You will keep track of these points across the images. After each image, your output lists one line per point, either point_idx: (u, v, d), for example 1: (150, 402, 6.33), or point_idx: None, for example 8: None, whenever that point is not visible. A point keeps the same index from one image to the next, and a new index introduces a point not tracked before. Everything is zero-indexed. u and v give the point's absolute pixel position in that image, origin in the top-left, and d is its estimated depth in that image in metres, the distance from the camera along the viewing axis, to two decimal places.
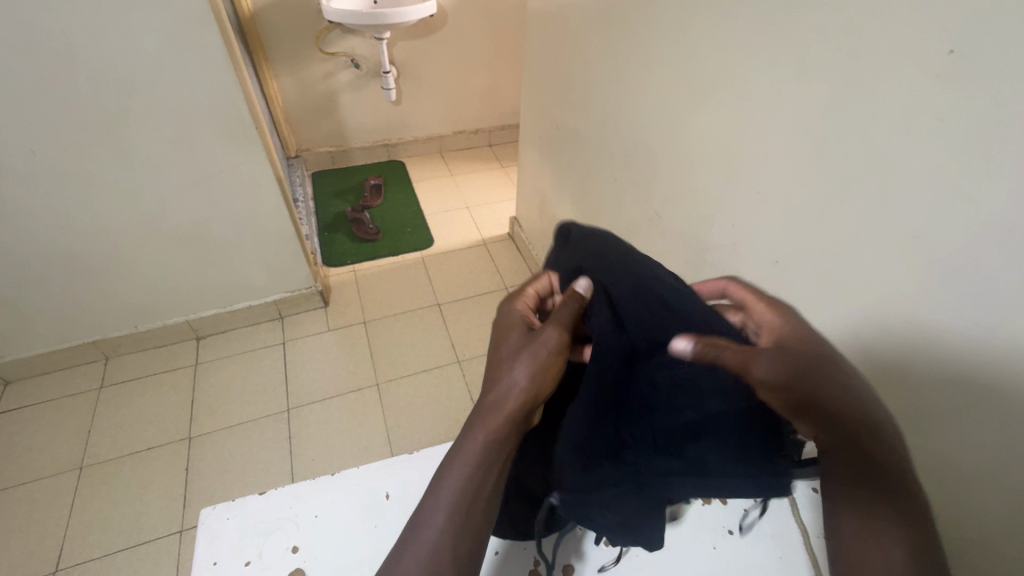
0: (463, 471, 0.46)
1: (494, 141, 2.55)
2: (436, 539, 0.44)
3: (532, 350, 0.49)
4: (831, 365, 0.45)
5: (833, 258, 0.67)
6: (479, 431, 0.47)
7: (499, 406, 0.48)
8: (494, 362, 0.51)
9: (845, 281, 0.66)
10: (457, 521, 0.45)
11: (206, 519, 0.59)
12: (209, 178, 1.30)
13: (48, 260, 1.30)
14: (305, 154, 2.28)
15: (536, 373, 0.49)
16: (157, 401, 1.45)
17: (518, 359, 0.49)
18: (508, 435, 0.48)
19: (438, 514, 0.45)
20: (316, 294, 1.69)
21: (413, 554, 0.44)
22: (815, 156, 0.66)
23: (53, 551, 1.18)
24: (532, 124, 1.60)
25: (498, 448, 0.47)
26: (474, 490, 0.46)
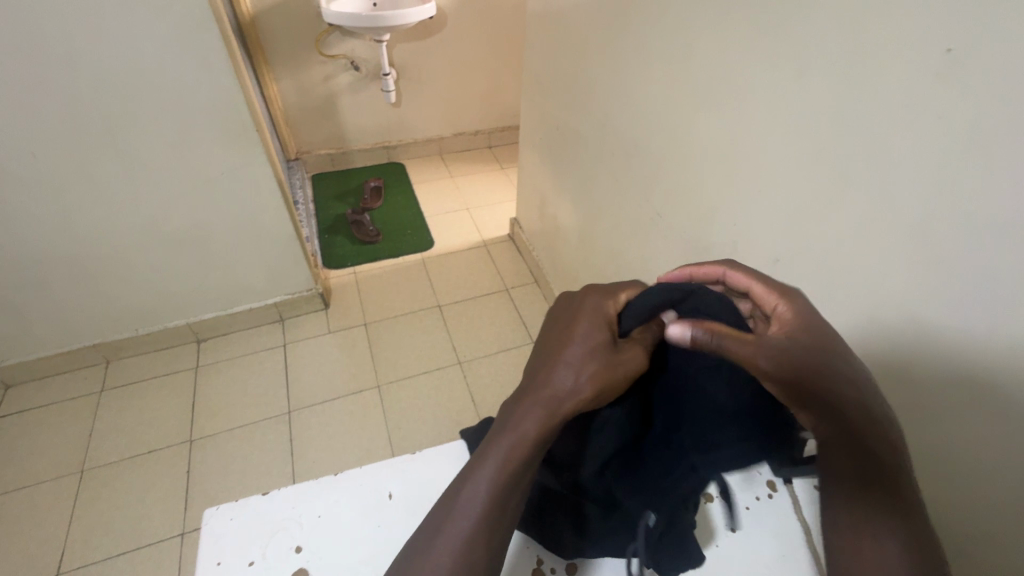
0: (504, 463, 0.45)
1: (494, 142, 2.55)
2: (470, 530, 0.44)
3: (608, 365, 0.47)
4: (828, 364, 0.44)
5: (834, 257, 0.67)
6: (529, 425, 0.45)
7: (554, 406, 0.46)
8: (557, 354, 0.48)
9: (847, 280, 0.66)
10: (491, 513, 0.44)
11: (209, 521, 0.59)
12: (210, 180, 1.30)
13: (49, 263, 1.30)
14: (305, 157, 2.28)
15: (602, 387, 0.46)
16: (158, 404, 1.45)
17: (587, 364, 0.47)
18: (553, 434, 0.46)
19: (474, 504, 0.44)
20: (317, 296, 1.69)
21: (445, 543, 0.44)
22: (815, 155, 0.66)
23: (54, 554, 1.18)
24: (531, 125, 1.61)
25: (543, 446, 0.46)
26: (512, 485, 0.45)
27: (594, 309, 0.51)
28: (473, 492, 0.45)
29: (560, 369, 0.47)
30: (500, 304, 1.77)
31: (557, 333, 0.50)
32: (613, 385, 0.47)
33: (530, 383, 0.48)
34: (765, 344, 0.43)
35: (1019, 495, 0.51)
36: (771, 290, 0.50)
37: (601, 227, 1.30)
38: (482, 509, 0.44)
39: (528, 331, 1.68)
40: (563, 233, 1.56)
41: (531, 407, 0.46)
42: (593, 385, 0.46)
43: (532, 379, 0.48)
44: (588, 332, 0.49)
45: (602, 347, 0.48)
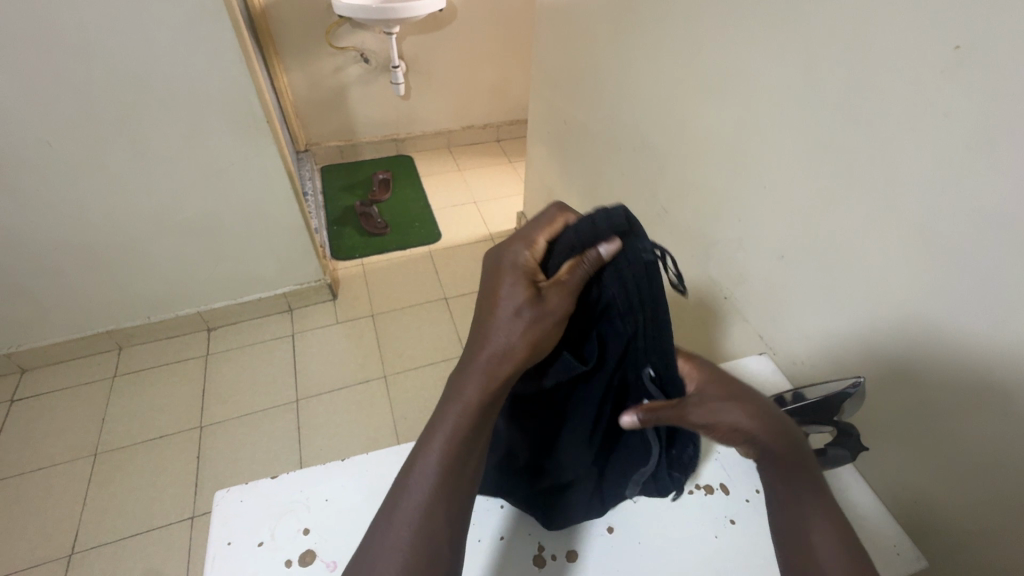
0: (450, 436, 0.47)
1: (502, 136, 2.55)
2: (427, 498, 0.45)
3: (538, 319, 0.49)
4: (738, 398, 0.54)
5: (839, 253, 0.67)
6: (471, 390, 0.48)
7: (493, 367, 0.49)
8: (488, 321, 0.50)
9: (852, 276, 0.66)
10: (446, 478, 0.46)
11: (220, 502, 0.60)
12: (221, 171, 1.32)
13: (64, 249, 1.33)
14: (314, 148, 2.30)
15: (538, 336, 0.49)
16: (169, 390, 1.48)
17: (513, 317, 0.49)
18: (496, 400, 0.49)
19: (429, 473, 0.46)
20: (325, 286, 1.71)
21: (406, 520, 0.44)
22: (822, 152, 0.66)
23: (69, 534, 1.21)
24: (540, 119, 1.61)
25: (485, 408, 0.49)
26: (465, 450, 0.47)
27: (514, 265, 0.51)
28: (426, 460, 0.46)
29: (493, 325, 0.49)
30: None
31: (486, 291, 0.52)
32: (543, 328, 0.49)
33: (469, 357, 0.50)
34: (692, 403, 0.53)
35: (1017, 490, 0.52)
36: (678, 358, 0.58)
37: None
38: (440, 476, 0.46)
39: None
40: None
41: (476, 375, 0.49)
42: (529, 341, 0.49)
43: (467, 353, 0.50)
44: (513, 289, 0.49)
45: (527, 296, 0.49)
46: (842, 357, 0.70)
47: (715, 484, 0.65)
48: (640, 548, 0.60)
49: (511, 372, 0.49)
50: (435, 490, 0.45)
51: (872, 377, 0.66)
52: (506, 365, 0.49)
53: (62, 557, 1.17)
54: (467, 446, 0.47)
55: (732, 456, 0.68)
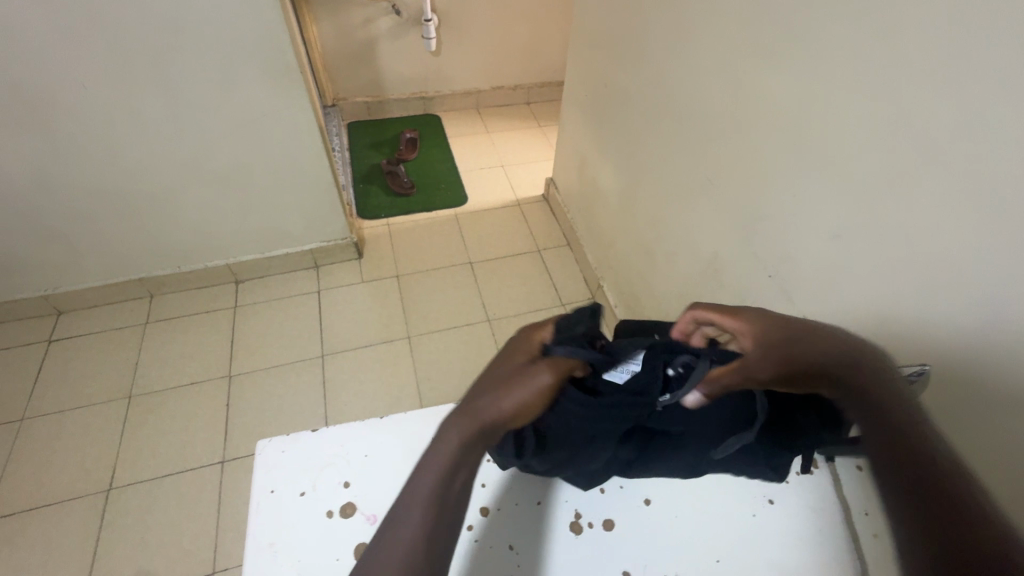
0: (441, 466, 0.45)
1: (533, 99, 2.47)
2: (413, 535, 0.42)
3: (521, 381, 0.50)
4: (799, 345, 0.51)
5: (901, 233, 0.63)
6: (451, 432, 0.48)
7: (475, 416, 0.49)
8: (480, 383, 0.52)
9: (915, 258, 0.62)
10: (429, 520, 0.43)
11: (263, 451, 0.61)
12: (253, 122, 1.30)
13: (98, 194, 1.33)
14: (342, 103, 2.25)
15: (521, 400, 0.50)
16: (200, 339, 1.51)
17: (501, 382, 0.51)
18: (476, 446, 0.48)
19: (415, 512, 0.43)
20: (351, 245, 1.70)
21: (393, 551, 0.41)
22: (893, 124, 0.62)
23: (106, 470, 1.26)
24: (578, 82, 1.55)
25: (469, 459, 0.47)
26: (450, 492, 0.45)
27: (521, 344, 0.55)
28: (412, 496, 0.44)
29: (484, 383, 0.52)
30: (531, 265, 1.77)
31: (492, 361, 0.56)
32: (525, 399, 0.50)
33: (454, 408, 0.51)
34: (750, 360, 0.50)
35: None
36: (722, 313, 0.55)
37: (646, 193, 1.27)
38: (422, 514, 0.43)
39: (558, 293, 1.69)
40: (602, 196, 1.53)
41: (457, 417, 0.49)
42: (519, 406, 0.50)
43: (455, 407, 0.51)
44: (512, 360, 0.53)
45: (523, 365, 0.52)
46: (894, 343, 0.66)
47: None
48: (676, 520, 0.60)
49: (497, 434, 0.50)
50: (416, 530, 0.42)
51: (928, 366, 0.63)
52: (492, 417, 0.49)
53: (100, 491, 1.23)
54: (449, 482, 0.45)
55: None
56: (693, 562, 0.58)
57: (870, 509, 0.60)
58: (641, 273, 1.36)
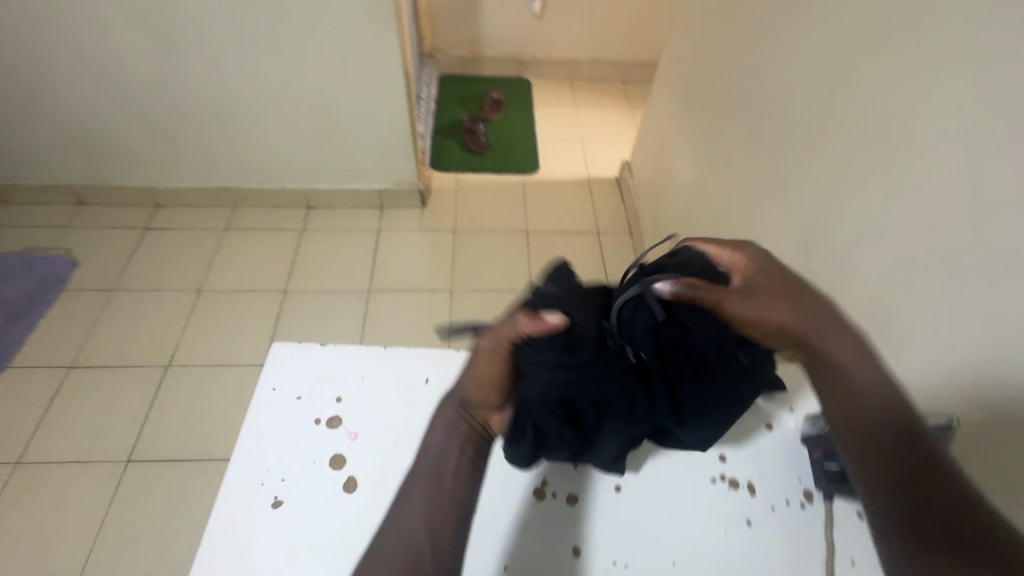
0: (428, 455, 0.52)
1: (630, 78, 2.37)
2: (416, 522, 0.48)
3: (474, 359, 0.52)
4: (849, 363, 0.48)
5: (954, 267, 0.56)
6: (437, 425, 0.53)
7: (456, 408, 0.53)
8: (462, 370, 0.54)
9: (962, 298, 0.55)
10: (429, 507, 0.49)
11: (274, 352, 0.66)
12: (344, 55, 1.36)
13: (202, 101, 1.46)
14: (439, 55, 2.29)
15: (481, 378, 0.52)
16: (266, 253, 1.64)
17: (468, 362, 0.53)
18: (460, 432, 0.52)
19: (416, 500, 0.49)
20: (416, 192, 1.75)
21: (400, 540, 0.47)
22: (978, 140, 0.54)
23: (168, 349, 1.42)
24: (673, 64, 1.47)
25: (456, 442, 0.52)
26: (443, 477, 0.51)
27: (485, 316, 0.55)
28: (412, 493, 0.50)
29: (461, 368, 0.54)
30: (586, 246, 1.73)
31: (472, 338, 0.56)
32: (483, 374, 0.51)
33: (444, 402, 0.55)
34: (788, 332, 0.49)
35: None
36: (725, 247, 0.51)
37: (717, 191, 1.19)
38: (425, 507, 0.49)
39: (607, 278, 1.65)
40: (673, 188, 1.46)
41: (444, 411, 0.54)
42: (480, 394, 0.52)
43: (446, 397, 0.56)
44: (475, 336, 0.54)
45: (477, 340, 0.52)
46: (932, 389, 0.57)
47: (742, 481, 0.60)
48: (642, 514, 0.58)
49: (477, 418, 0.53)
50: (418, 523, 0.48)
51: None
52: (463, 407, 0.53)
53: (160, 365, 1.39)
54: (437, 474, 0.51)
55: (770, 457, 0.62)
56: (651, 559, 0.56)
57: (857, 561, 0.54)
58: None
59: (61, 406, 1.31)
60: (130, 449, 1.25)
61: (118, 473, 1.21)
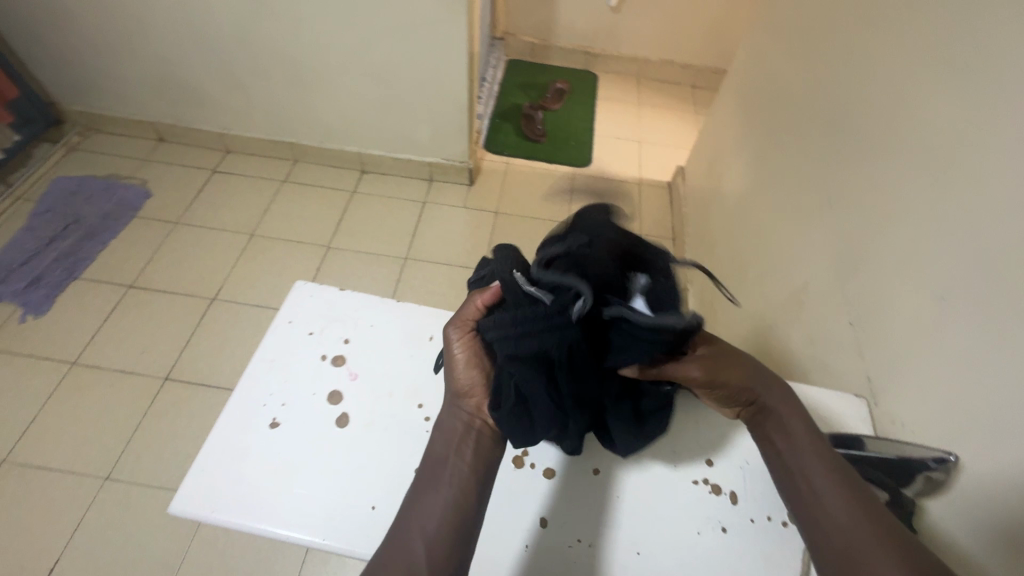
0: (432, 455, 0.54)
1: (699, 83, 2.30)
2: (425, 528, 0.49)
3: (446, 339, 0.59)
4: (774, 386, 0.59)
5: (1008, 312, 0.52)
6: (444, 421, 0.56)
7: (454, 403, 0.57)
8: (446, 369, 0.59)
9: (1012, 346, 0.51)
10: (442, 509, 0.50)
11: (296, 289, 0.71)
12: (414, 28, 1.39)
13: (277, 59, 1.53)
14: (510, 39, 2.30)
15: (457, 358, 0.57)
16: (317, 208, 1.72)
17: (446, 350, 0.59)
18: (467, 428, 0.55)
19: (426, 501, 0.51)
20: (466, 170, 1.78)
21: (410, 544, 0.48)
22: None
23: (216, 284, 1.52)
24: (743, 71, 1.41)
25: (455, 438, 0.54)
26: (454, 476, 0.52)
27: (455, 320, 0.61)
28: (420, 496, 0.51)
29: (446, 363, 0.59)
30: None
31: None
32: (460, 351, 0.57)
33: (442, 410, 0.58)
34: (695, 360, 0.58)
35: None
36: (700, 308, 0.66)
37: (766, 204, 1.14)
38: (437, 512, 0.50)
39: None
40: (722, 198, 1.42)
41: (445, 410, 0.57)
42: (465, 377, 0.57)
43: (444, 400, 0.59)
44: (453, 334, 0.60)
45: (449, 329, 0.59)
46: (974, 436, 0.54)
47: (725, 488, 0.60)
48: (615, 499, 0.59)
49: (468, 406, 0.56)
50: (430, 529, 0.49)
51: (972, 466, 0.54)
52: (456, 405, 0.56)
53: (207, 298, 1.49)
54: (434, 482, 0.52)
55: (760, 471, 0.61)
56: (621, 546, 0.57)
57: None
58: (729, 287, 1.26)
59: (117, 321, 1.43)
60: (169, 368, 1.35)
61: (156, 388, 1.32)
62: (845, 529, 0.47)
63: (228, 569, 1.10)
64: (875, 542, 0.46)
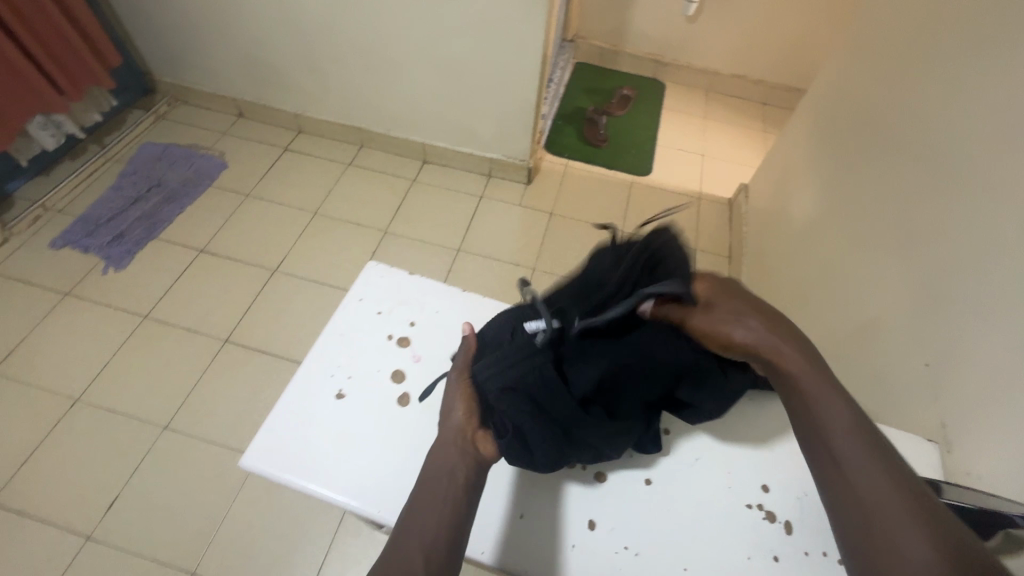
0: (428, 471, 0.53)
1: (770, 101, 2.23)
2: (419, 538, 0.47)
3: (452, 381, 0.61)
4: (789, 344, 0.54)
5: None
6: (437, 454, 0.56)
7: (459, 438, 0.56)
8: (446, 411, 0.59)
9: None
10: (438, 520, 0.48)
11: (369, 267, 0.74)
12: (490, 25, 1.41)
13: (355, 47, 1.59)
14: (580, 42, 2.30)
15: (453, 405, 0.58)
16: (377, 193, 1.77)
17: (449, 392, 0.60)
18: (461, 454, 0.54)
19: (423, 511, 0.49)
20: (524, 169, 1.79)
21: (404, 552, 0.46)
22: None
23: (278, 257, 1.59)
24: (823, 91, 1.36)
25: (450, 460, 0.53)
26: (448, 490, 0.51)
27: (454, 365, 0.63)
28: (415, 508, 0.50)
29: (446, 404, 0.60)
30: None
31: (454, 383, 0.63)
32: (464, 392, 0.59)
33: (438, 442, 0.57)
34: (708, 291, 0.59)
35: None
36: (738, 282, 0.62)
37: (836, 231, 1.10)
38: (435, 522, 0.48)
39: None
40: (788, 221, 1.37)
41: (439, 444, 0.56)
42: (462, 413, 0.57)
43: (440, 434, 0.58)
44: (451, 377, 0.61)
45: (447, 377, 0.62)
46: None
47: (778, 517, 0.61)
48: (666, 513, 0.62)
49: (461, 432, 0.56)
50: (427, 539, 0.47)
51: None
52: (452, 436, 0.55)
53: (269, 269, 1.56)
54: (435, 495, 0.50)
55: (816, 505, 0.62)
56: (670, 559, 0.59)
57: None
58: (786, 313, 1.22)
59: (186, 282, 1.52)
60: (229, 331, 1.43)
61: (216, 349, 1.39)
62: (864, 499, 0.45)
63: (266, 527, 1.15)
64: (897, 507, 0.44)
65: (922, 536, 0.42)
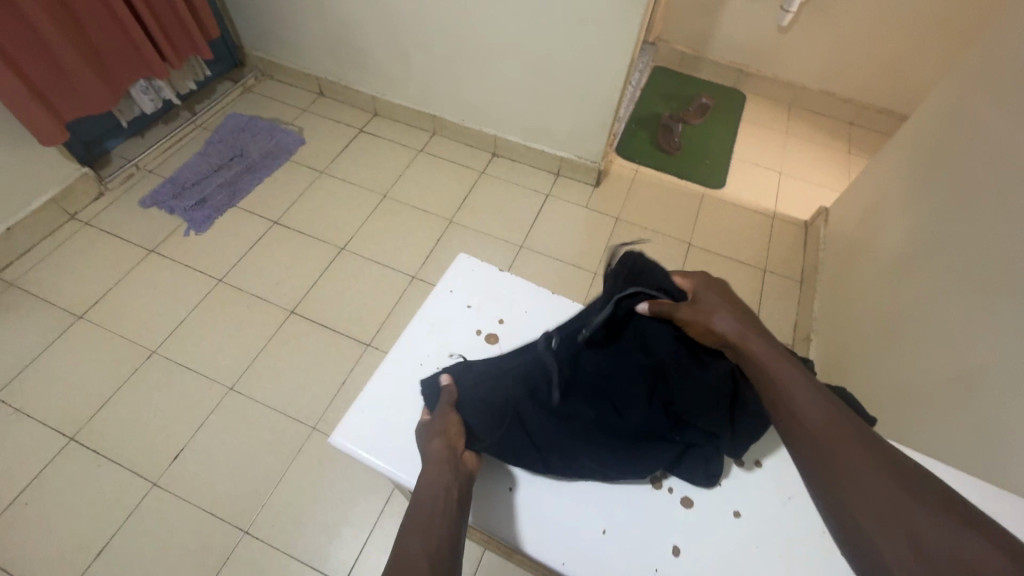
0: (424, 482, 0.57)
1: (858, 121, 2.12)
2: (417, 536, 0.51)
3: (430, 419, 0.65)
4: (750, 326, 0.60)
5: None
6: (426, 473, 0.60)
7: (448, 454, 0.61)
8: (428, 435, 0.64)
9: None
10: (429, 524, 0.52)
11: (460, 262, 0.81)
12: (582, 21, 1.38)
13: (441, 34, 1.59)
14: (661, 45, 2.24)
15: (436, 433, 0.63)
16: (446, 182, 1.79)
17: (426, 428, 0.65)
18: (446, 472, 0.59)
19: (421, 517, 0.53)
20: (594, 171, 1.77)
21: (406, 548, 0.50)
22: None
23: (346, 235, 1.63)
24: (930, 116, 1.27)
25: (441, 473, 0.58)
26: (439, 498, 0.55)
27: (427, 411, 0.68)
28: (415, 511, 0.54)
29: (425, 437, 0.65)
30: (746, 278, 1.62)
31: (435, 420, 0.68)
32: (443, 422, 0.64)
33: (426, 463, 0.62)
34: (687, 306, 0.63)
35: None
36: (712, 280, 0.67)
37: (933, 269, 1.03)
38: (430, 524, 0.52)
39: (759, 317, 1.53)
40: (875, 251, 1.30)
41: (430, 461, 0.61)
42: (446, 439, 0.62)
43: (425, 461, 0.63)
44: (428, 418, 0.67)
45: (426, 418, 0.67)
46: None
47: None
48: (753, 547, 0.66)
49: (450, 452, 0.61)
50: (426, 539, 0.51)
51: None
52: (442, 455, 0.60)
53: (337, 245, 1.60)
54: (436, 501, 0.55)
55: None
56: None
57: None
58: (866, 348, 1.15)
59: (260, 251, 1.57)
60: (296, 302, 1.48)
61: (282, 319, 1.44)
62: (822, 445, 0.49)
63: (317, 496, 1.18)
64: (853, 446, 0.48)
65: (878, 471, 0.46)
